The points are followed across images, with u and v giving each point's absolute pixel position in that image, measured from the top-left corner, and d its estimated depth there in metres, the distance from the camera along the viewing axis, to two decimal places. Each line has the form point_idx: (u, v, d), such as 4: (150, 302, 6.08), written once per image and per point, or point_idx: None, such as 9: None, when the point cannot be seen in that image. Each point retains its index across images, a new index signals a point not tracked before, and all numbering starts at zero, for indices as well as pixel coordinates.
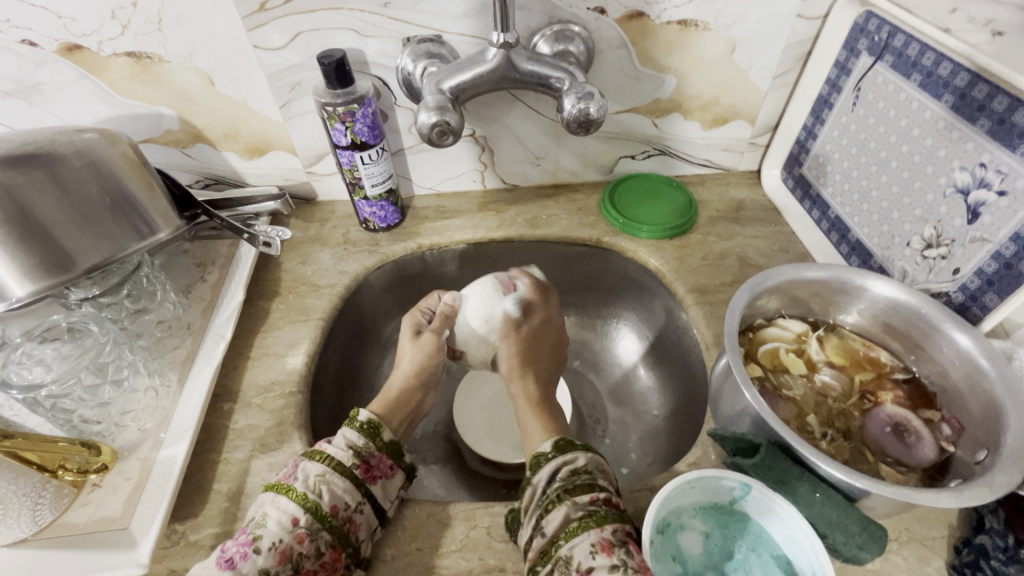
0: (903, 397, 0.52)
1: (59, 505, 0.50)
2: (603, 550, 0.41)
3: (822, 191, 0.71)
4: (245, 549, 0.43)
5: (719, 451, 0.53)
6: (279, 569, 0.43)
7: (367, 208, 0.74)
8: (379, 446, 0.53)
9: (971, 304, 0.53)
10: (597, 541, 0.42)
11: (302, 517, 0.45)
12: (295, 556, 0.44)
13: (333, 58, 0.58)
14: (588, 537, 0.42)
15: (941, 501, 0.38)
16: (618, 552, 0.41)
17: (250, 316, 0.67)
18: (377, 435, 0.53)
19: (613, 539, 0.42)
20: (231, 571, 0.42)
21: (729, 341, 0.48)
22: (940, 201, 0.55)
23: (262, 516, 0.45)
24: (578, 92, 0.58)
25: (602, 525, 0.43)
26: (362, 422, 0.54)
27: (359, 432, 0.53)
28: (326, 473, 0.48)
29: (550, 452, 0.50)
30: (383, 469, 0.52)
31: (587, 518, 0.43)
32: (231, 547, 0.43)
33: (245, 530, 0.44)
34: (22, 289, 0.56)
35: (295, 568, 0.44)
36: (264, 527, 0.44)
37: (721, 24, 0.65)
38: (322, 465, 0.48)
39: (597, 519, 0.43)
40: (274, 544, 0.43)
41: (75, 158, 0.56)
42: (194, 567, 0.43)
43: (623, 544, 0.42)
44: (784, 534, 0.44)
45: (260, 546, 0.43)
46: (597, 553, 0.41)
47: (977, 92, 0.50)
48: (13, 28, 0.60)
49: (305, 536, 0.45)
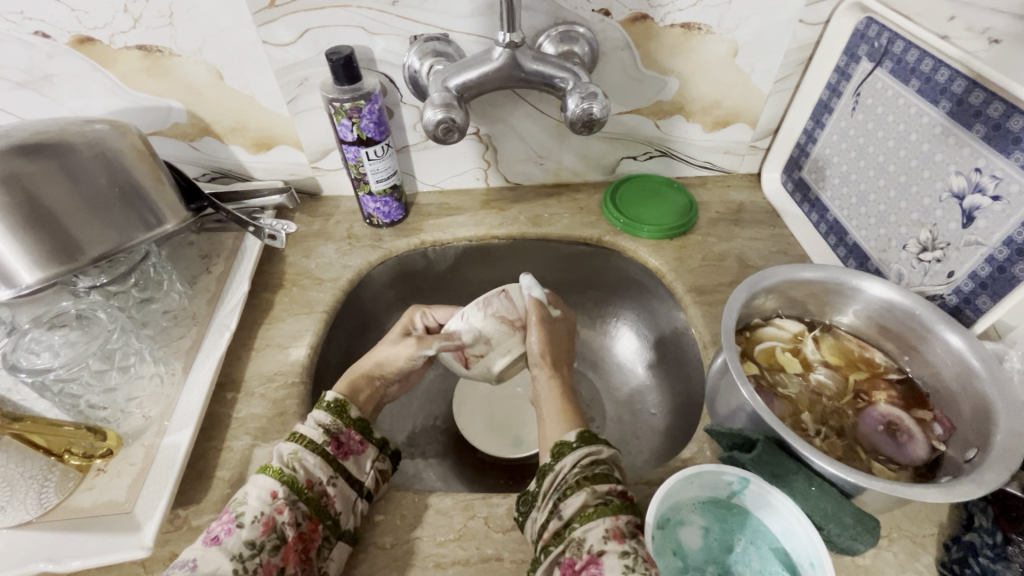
0: (897, 397, 0.53)
1: (64, 488, 0.51)
2: (615, 537, 0.42)
3: (821, 194, 0.72)
4: (230, 525, 0.44)
5: (714, 447, 0.54)
6: (264, 539, 0.44)
7: (371, 203, 0.74)
8: (348, 423, 0.53)
9: (965, 306, 0.54)
10: (610, 527, 0.42)
11: (280, 489, 0.46)
12: (279, 525, 0.45)
13: (341, 55, 0.59)
14: (601, 524, 0.43)
15: (929, 496, 0.39)
16: (629, 540, 0.42)
17: (253, 308, 0.68)
18: (343, 412, 0.54)
19: (625, 529, 0.43)
20: (217, 547, 0.42)
21: (727, 339, 0.49)
22: (936, 206, 0.56)
23: (244, 495, 0.46)
24: (582, 92, 0.59)
25: (616, 514, 0.43)
26: (329, 401, 0.54)
27: (326, 411, 0.53)
28: (299, 450, 0.49)
29: (575, 442, 0.50)
30: (354, 445, 0.53)
31: (603, 505, 0.44)
32: (215, 526, 0.44)
33: (228, 509, 0.45)
34: (31, 277, 0.57)
35: (282, 537, 0.44)
36: (246, 503, 0.45)
37: (723, 28, 0.66)
38: (296, 443, 0.50)
39: (612, 507, 0.44)
40: (257, 518, 0.44)
41: (86, 149, 0.57)
42: (182, 551, 0.43)
43: (635, 534, 0.43)
44: (782, 526, 0.45)
45: (243, 520, 0.44)
46: (609, 539, 0.42)
47: (973, 99, 0.51)
48: (26, 19, 0.61)
49: (285, 506, 0.46)
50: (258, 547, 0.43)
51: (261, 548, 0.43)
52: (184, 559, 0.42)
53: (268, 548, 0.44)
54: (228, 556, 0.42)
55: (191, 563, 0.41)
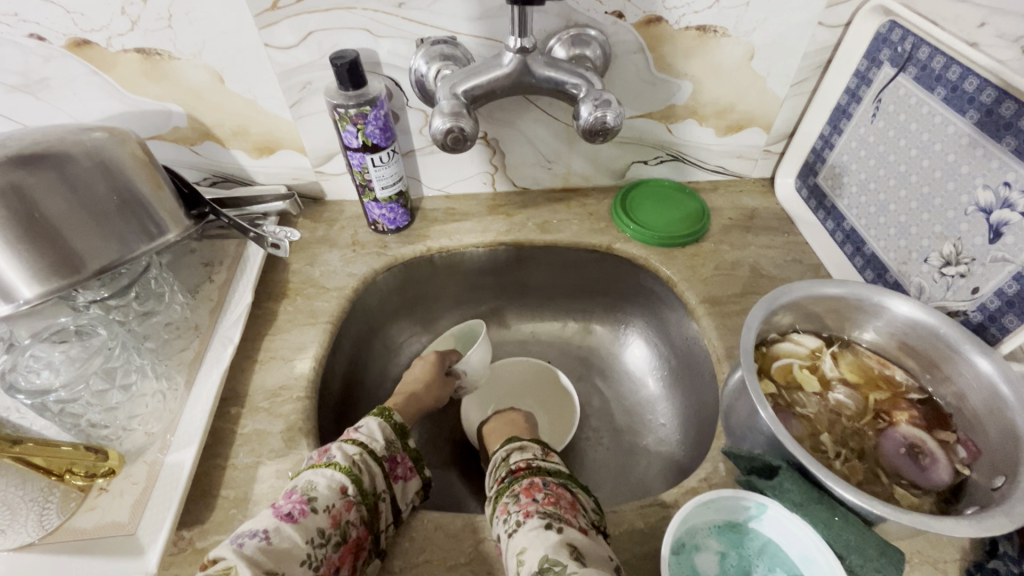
0: (918, 418, 0.51)
1: (65, 510, 0.50)
2: (499, 511, 0.48)
3: (838, 202, 0.70)
4: (304, 506, 0.45)
5: (729, 466, 0.53)
6: (332, 532, 0.45)
7: (377, 210, 0.73)
8: (405, 449, 0.56)
9: (989, 324, 0.53)
10: (496, 508, 0.48)
11: (349, 485, 0.48)
12: (344, 522, 0.46)
13: (345, 59, 0.57)
14: (494, 511, 0.49)
15: (958, 530, 0.38)
16: (508, 506, 0.47)
17: (257, 318, 0.67)
18: (406, 438, 0.56)
19: (506, 499, 0.48)
20: (292, 524, 0.44)
21: (746, 358, 0.48)
22: (960, 219, 0.54)
23: (310, 482, 0.47)
24: (595, 100, 0.57)
25: (500, 496, 0.49)
26: (396, 420, 0.57)
27: (391, 427, 0.56)
28: (361, 453, 0.51)
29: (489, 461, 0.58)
30: (402, 470, 0.54)
31: (495, 497, 0.50)
32: (287, 504, 0.45)
33: (298, 490, 0.47)
34: (30, 291, 0.55)
35: (344, 536, 0.46)
36: (317, 490, 0.46)
37: (739, 31, 0.64)
38: (358, 446, 0.52)
39: (498, 494, 0.50)
40: (328, 507, 0.46)
41: (85, 158, 0.55)
42: (249, 521, 0.44)
43: (515, 497, 0.48)
44: (801, 551, 0.44)
45: (317, 505, 0.46)
46: (496, 518, 0.47)
47: (1003, 109, 0.50)
48: (21, 22, 0.59)
49: (352, 505, 0.47)
50: (326, 538, 0.45)
51: (327, 539, 0.45)
52: (254, 529, 0.43)
53: (332, 542, 0.45)
54: (304, 538, 0.43)
55: (264, 533, 0.43)
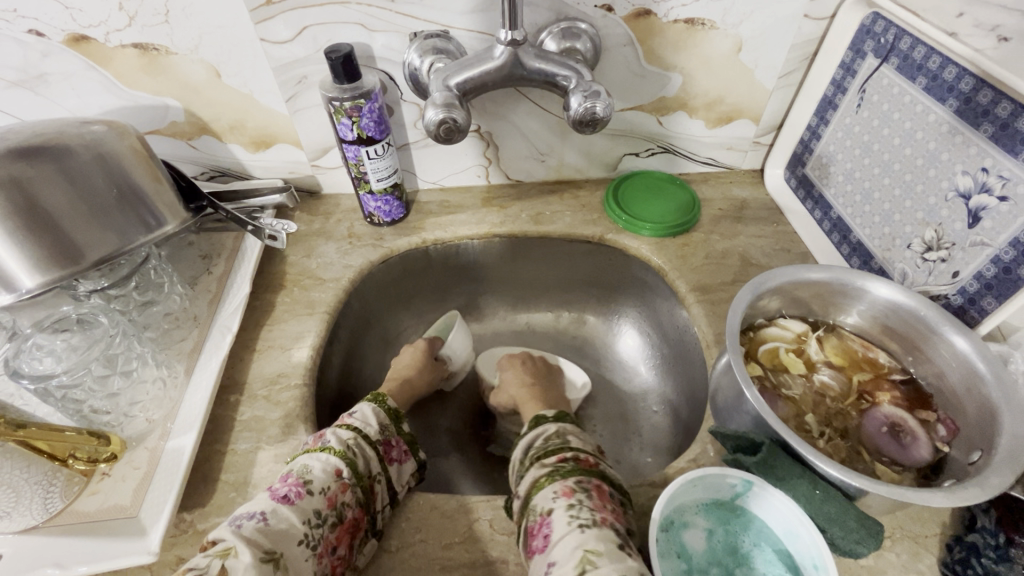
0: (900, 398, 0.53)
1: (69, 493, 0.52)
2: (564, 494, 0.47)
3: (825, 191, 0.71)
4: (300, 489, 0.46)
5: (718, 447, 0.54)
6: (327, 513, 0.46)
7: (372, 202, 0.74)
8: (399, 433, 0.58)
9: (970, 306, 0.54)
10: (559, 488, 0.48)
11: (344, 468, 0.49)
12: (339, 504, 0.47)
13: (340, 52, 0.58)
14: (551, 487, 0.48)
15: (933, 501, 0.39)
16: (577, 494, 0.47)
17: (255, 309, 0.68)
18: (399, 422, 0.58)
19: (574, 486, 0.48)
20: (290, 506, 0.45)
21: (731, 341, 0.49)
22: (941, 205, 0.55)
23: (305, 466, 0.48)
24: (584, 91, 0.58)
25: (564, 477, 0.49)
26: (389, 405, 0.59)
27: (384, 411, 0.58)
28: (354, 438, 0.53)
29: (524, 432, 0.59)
30: (397, 452, 0.56)
31: (553, 473, 0.50)
32: (283, 486, 0.46)
33: (293, 474, 0.48)
34: (32, 281, 0.57)
35: (340, 516, 0.47)
36: (312, 472, 0.48)
37: (727, 23, 0.65)
38: (351, 431, 0.53)
39: (562, 472, 0.50)
40: (324, 489, 0.47)
41: (84, 151, 0.56)
42: (247, 504, 0.45)
43: (586, 489, 0.47)
44: (785, 527, 0.45)
45: (313, 488, 0.47)
46: (557, 497, 0.47)
47: (981, 97, 0.51)
48: (20, 18, 0.60)
49: (347, 487, 0.49)
50: (321, 519, 0.46)
51: (323, 520, 0.46)
52: (252, 510, 0.44)
53: (329, 522, 0.46)
54: (300, 517, 0.45)
55: (261, 514, 0.44)
